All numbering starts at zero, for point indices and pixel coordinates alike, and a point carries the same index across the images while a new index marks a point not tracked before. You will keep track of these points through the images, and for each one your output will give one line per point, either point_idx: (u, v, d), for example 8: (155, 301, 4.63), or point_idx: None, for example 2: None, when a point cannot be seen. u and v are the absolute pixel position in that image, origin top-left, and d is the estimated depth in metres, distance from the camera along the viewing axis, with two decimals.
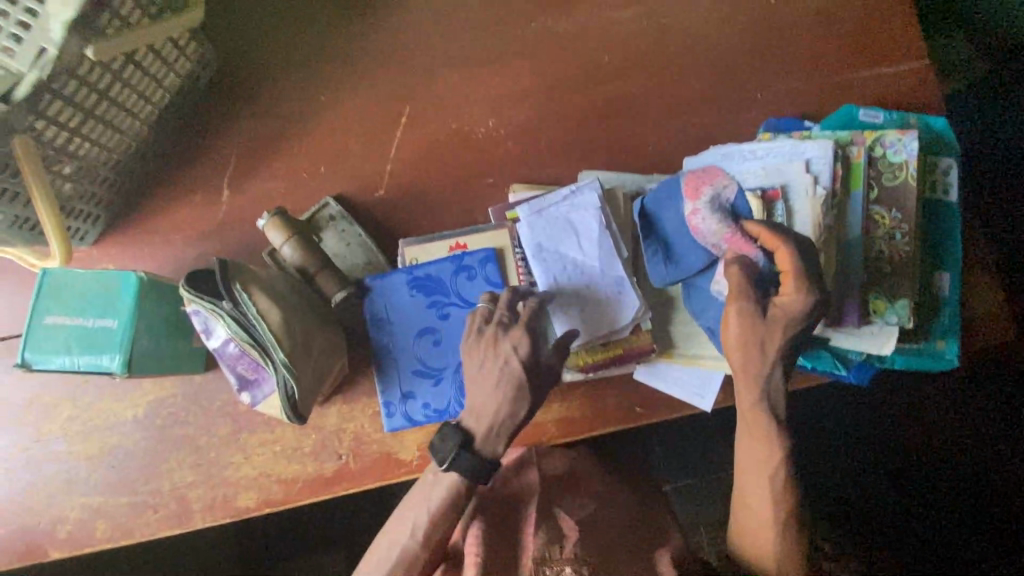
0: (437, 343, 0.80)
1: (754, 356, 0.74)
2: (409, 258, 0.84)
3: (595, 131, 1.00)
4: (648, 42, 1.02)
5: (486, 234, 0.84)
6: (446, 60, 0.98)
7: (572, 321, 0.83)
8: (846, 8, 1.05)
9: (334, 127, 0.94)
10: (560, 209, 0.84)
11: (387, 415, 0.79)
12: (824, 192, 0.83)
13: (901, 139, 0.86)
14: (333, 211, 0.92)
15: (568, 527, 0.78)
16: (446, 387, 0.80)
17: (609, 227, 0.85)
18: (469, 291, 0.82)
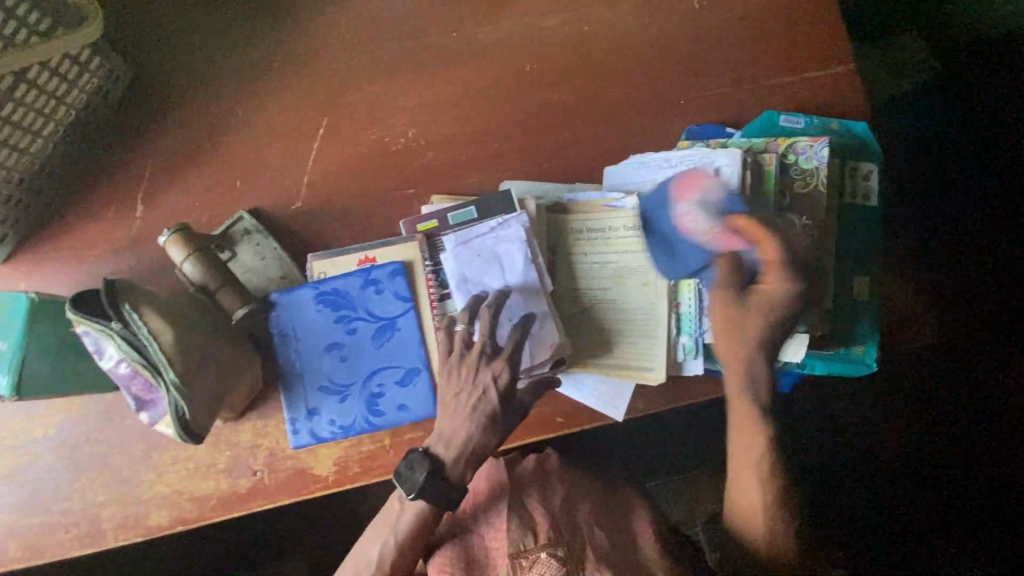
0: (344, 359, 0.80)
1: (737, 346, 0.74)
2: (316, 272, 0.83)
3: (516, 140, 0.98)
4: (570, 49, 1.01)
5: (395, 247, 0.83)
6: (366, 71, 0.97)
7: None
8: (772, 13, 1.04)
9: (249, 141, 0.94)
10: (486, 240, 0.83)
11: (292, 431, 0.79)
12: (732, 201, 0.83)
13: (812, 146, 0.86)
14: (248, 225, 0.91)
15: (539, 518, 0.89)
16: (354, 403, 0.79)
17: (535, 259, 0.84)
18: (375, 307, 0.80)
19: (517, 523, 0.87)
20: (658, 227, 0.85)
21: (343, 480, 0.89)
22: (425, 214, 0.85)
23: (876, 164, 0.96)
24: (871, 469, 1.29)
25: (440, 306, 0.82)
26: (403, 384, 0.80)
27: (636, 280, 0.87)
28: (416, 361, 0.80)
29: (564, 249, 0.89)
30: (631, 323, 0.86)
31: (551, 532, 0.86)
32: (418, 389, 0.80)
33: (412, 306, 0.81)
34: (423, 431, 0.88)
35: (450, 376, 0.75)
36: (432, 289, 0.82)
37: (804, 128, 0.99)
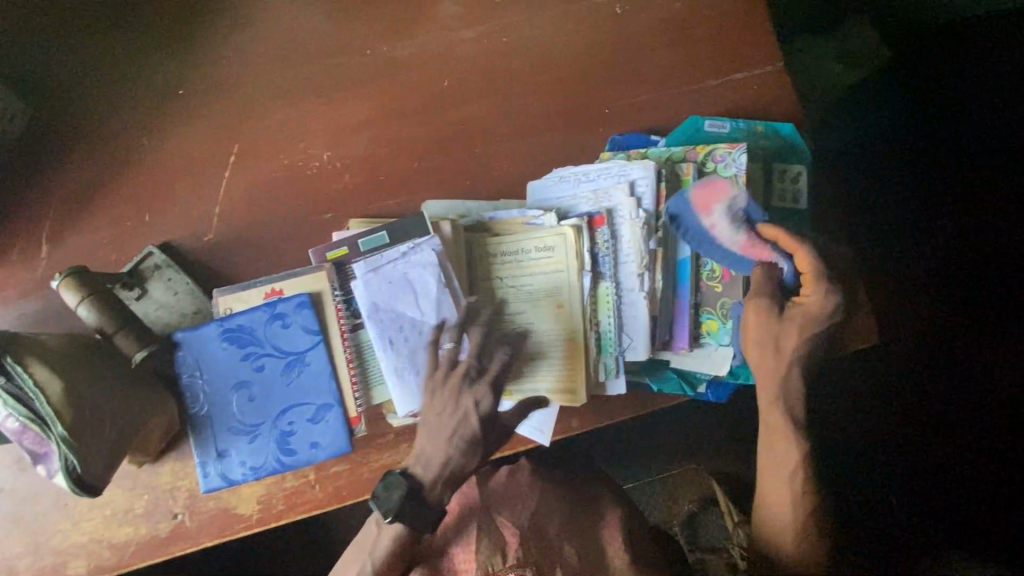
0: (253, 398, 0.77)
1: (771, 357, 0.73)
2: (223, 308, 0.80)
3: (436, 158, 0.96)
4: (488, 61, 0.98)
5: (301, 278, 0.80)
6: (276, 94, 0.94)
7: (404, 387, 0.78)
8: (696, 14, 1.01)
9: (158, 172, 0.91)
10: (397, 266, 0.79)
11: (202, 475, 0.77)
12: (645, 215, 0.82)
13: (731, 153, 0.83)
14: (158, 260, 0.88)
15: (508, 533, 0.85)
16: (264, 443, 0.77)
17: (450, 283, 0.80)
18: (283, 342, 0.78)
19: (486, 543, 0.83)
20: (571, 245, 0.83)
21: (269, 518, 0.86)
22: (336, 241, 0.82)
23: (806, 165, 0.94)
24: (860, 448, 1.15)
25: (348, 337, 0.79)
26: (314, 421, 0.77)
27: (551, 301, 0.84)
28: (327, 396, 0.77)
29: (485, 270, 0.87)
30: (548, 345, 0.84)
31: (521, 551, 0.82)
32: (332, 425, 0.77)
33: (321, 339, 0.78)
34: (350, 462, 0.87)
35: (434, 393, 0.74)
36: (342, 320, 0.79)
37: (731, 132, 0.97)
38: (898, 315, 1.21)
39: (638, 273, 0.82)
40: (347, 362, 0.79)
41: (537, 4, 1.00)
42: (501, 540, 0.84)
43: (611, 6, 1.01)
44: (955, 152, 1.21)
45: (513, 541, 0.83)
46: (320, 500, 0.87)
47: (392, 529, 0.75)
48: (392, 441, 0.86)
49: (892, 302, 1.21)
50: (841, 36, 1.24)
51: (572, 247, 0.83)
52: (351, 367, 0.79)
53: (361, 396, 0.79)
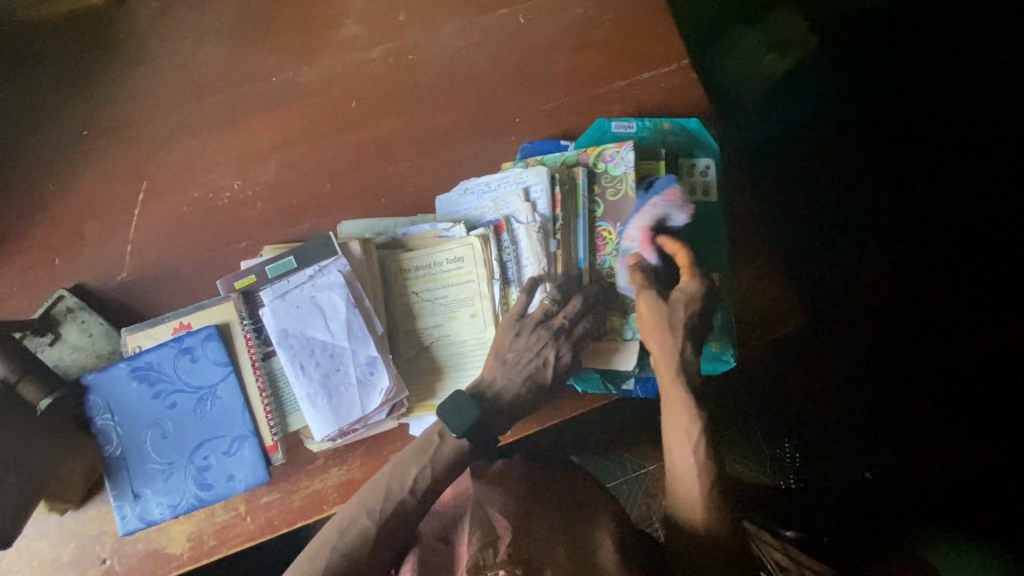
0: (166, 436, 0.76)
1: (664, 338, 0.74)
2: (132, 346, 0.80)
3: (350, 180, 0.96)
4: (395, 80, 0.99)
5: (210, 311, 0.80)
6: (181, 128, 0.94)
7: (320, 411, 0.78)
8: (598, 18, 1.03)
9: (66, 214, 0.90)
10: (303, 290, 0.80)
11: (119, 518, 0.76)
12: (542, 219, 0.83)
13: (618, 152, 0.84)
14: (70, 303, 0.87)
15: (500, 526, 0.71)
16: (180, 480, 0.76)
17: (360, 303, 0.80)
18: (193, 376, 0.77)
19: (476, 535, 0.70)
20: (478, 254, 0.84)
21: (200, 554, 0.85)
22: (243, 270, 0.82)
23: (714, 157, 0.95)
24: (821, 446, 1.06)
25: (259, 365, 0.79)
26: (230, 453, 0.77)
27: (464, 312, 0.84)
28: (242, 427, 0.77)
29: (397, 286, 0.87)
30: (466, 355, 0.84)
31: (512, 544, 0.68)
32: (249, 456, 0.77)
33: (231, 370, 0.78)
34: (281, 490, 0.87)
35: (518, 334, 0.79)
36: (252, 349, 0.79)
37: (639, 131, 0.98)
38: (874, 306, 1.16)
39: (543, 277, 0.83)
40: (259, 391, 0.78)
41: (440, 20, 1.01)
42: (491, 533, 0.70)
43: (514, 17, 1.02)
44: (943, 139, 1.18)
45: (507, 535, 0.69)
46: (253, 532, 0.86)
47: (456, 441, 0.73)
48: (322, 465, 0.87)
49: (838, 284, 1.17)
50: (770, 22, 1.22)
51: (479, 256, 0.84)
52: (264, 396, 0.79)
53: (276, 424, 0.79)
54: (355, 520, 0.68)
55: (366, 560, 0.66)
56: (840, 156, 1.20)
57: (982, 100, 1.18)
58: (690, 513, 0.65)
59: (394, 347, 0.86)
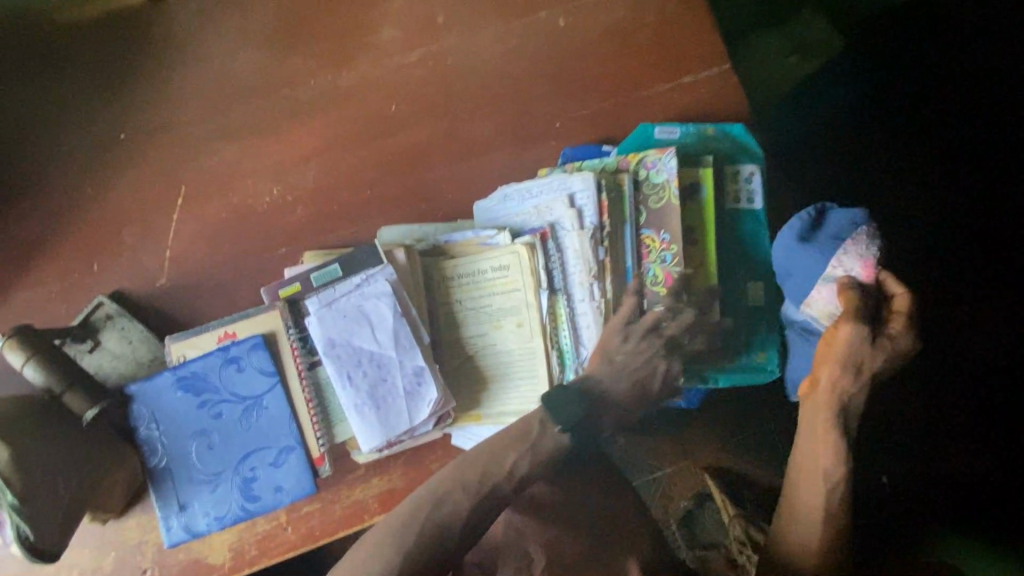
0: (211, 447, 0.75)
1: (832, 367, 0.64)
2: (175, 355, 0.79)
3: (389, 185, 0.95)
4: (435, 83, 0.98)
5: (254, 320, 0.78)
6: (218, 133, 0.93)
7: (367, 423, 0.77)
8: (640, 21, 1.01)
9: (103, 218, 0.89)
10: (350, 299, 0.78)
11: (165, 529, 0.75)
12: (590, 227, 0.81)
13: (660, 159, 0.83)
14: (109, 310, 0.86)
15: (534, 549, 0.72)
16: (227, 491, 0.75)
17: (407, 312, 0.79)
18: (239, 386, 0.76)
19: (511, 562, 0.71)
20: (525, 263, 0.82)
21: (241, 566, 0.84)
22: (287, 279, 0.80)
23: (758, 164, 0.93)
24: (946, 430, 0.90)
25: (305, 376, 0.78)
26: (277, 465, 0.76)
27: (510, 321, 0.83)
28: (289, 439, 0.76)
29: (441, 294, 0.86)
30: (511, 365, 0.83)
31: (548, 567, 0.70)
32: (296, 467, 0.76)
33: (277, 380, 0.76)
34: (322, 500, 0.86)
35: (627, 338, 0.78)
36: (298, 359, 0.78)
37: (683, 137, 0.96)
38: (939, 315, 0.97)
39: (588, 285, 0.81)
40: (305, 401, 0.77)
41: (478, 24, 1.00)
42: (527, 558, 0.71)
43: (554, 20, 1.01)
44: None
45: (540, 558, 0.71)
46: (294, 543, 0.85)
47: (557, 434, 0.74)
48: (363, 475, 0.86)
49: None
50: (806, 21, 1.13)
51: (526, 265, 0.82)
52: (310, 407, 0.77)
53: (323, 435, 0.78)
54: (449, 492, 0.68)
55: (453, 542, 0.66)
56: (908, 127, 1.02)
57: (984, 100, 1.00)
58: (794, 538, 0.66)
59: (438, 356, 0.85)
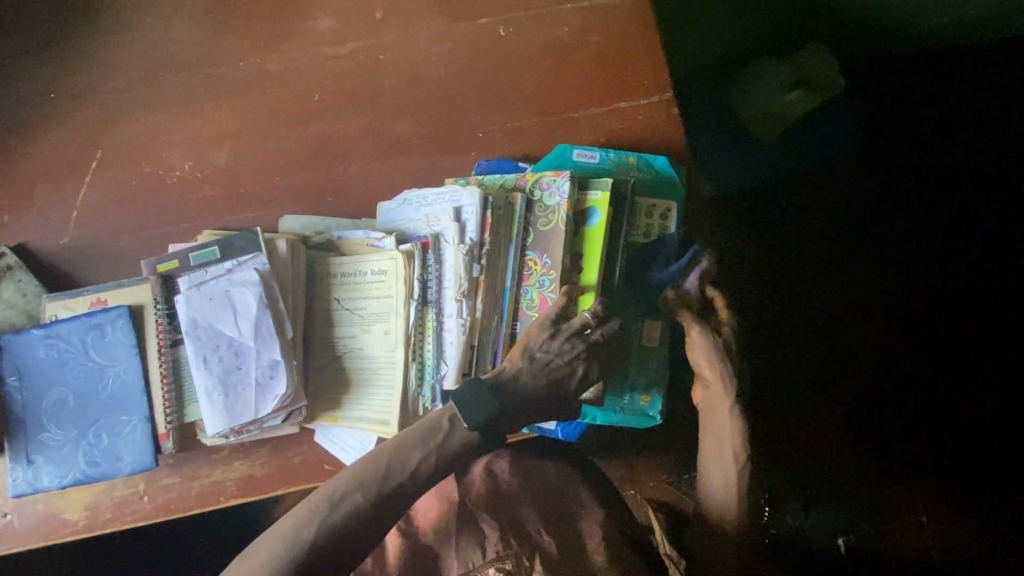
0: (65, 407, 0.78)
1: (709, 362, 0.74)
2: (49, 315, 0.82)
3: (301, 174, 0.95)
4: (363, 78, 0.97)
5: (124, 290, 0.81)
6: (142, 103, 0.94)
7: (214, 406, 0.78)
8: (582, 39, 0.99)
9: (22, 173, 0.92)
10: (219, 282, 0.79)
11: (11, 481, 0.78)
12: (469, 242, 0.81)
13: (555, 181, 0.82)
14: (10, 261, 0.89)
15: (486, 525, 0.75)
16: (71, 453, 0.78)
17: (274, 304, 0.80)
18: (100, 352, 0.79)
19: (464, 538, 0.74)
20: (401, 270, 0.82)
21: (94, 526, 0.86)
22: (169, 254, 0.82)
23: (677, 202, 0.87)
24: (872, 397, 1.13)
25: (165, 352, 0.79)
26: (124, 435, 0.79)
27: (379, 327, 0.82)
28: (136, 412, 0.79)
29: (320, 290, 0.86)
30: (374, 371, 0.83)
31: (500, 543, 0.73)
32: (140, 441, 0.79)
33: (137, 352, 0.79)
34: (182, 475, 0.87)
35: (553, 339, 0.78)
36: (161, 334, 0.79)
37: (602, 161, 0.93)
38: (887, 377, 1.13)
39: (458, 302, 0.80)
40: (161, 377, 0.79)
41: (415, 24, 0.99)
42: (478, 532, 0.74)
43: (494, 28, 0.99)
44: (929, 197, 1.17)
45: (492, 533, 0.74)
46: (148, 512, 0.86)
47: (467, 431, 0.70)
48: (225, 456, 0.87)
49: (811, 341, 1.15)
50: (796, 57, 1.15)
51: (402, 273, 0.82)
52: (165, 379, 0.79)
53: (173, 413, 0.80)
54: (347, 493, 0.62)
55: (347, 545, 0.60)
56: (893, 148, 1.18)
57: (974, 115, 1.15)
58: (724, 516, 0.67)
59: (307, 352, 0.85)
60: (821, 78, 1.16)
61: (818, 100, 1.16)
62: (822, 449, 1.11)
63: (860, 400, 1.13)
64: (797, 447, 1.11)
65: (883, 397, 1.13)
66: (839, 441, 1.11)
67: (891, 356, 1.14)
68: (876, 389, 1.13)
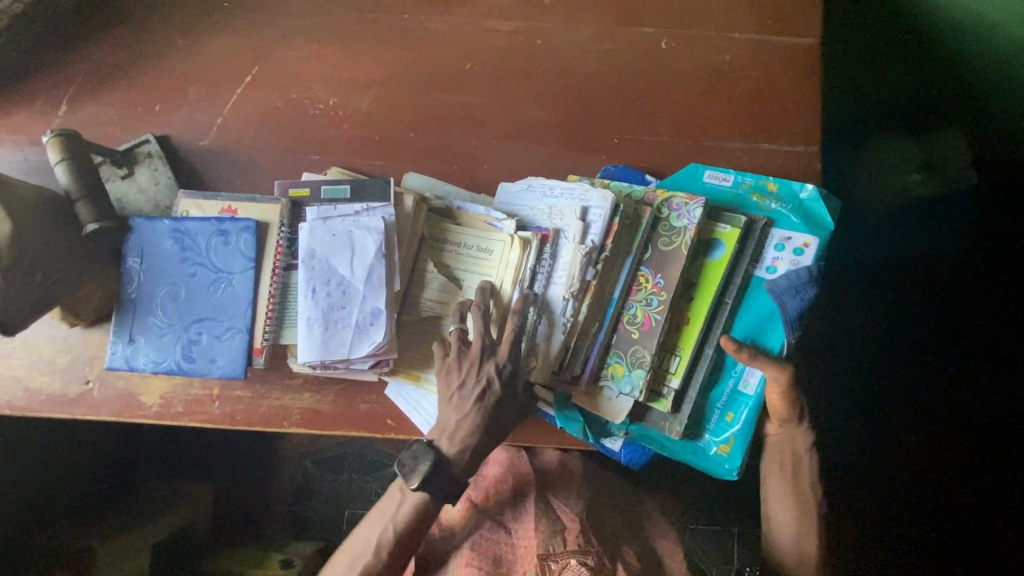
0: (175, 299, 0.84)
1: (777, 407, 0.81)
2: (182, 210, 0.86)
3: (433, 135, 0.96)
4: (517, 58, 0.97)
5: (256, 206, 0.85)
6: (305, 32, 0.97)
7: (312, 337, 0.80)
8: (741, 73, 0.97)
9: (180, 70, 0.96)
10: (344, 223, 0.81)
11: (110, 353, 0.84)
12: (589, 244, 0.81)
13: (687, 204, 0.82)
14: (152, 149, 0.94)
15: (568, 520, 0.85)
16: (171, 341, 0.84)
17: (390, 256, 0.82)
18: (221, 256, 0.84)
19: (545, 524, 0.84)
20: (515, 256, 0.83)
21: (164, 415, 0.89)
22: (302, 181, 0.85)
23: (818, 237, 0.84)
24: (940, 450, 1.11)
25: (281, 272, 0.84)
26: (221, 339, 0.83)
27: None
28: (238, 319, 0.83)
29: (428, 251, 0.87)
30: None
31: (581, 539, 0.82)
32: (235, 349, 0.83)
33: (251, 266, 0.83)
34: (255, 391, 0.90)
35: (456, 368, 0.79)
36: (279, 255, 0.84)
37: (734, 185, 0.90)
38: (960, 451, 1.11)
39: (564, 299, 0.81)
40: (269, 294, 0.84)
41: (580, 18, 0.98)
42: (559, 524, 0.84)
43: (656, 40, 0.98)
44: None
45: (573, 527, 0.84)
46: (215, 416, 0.89)
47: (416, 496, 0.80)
48: (298, 385, 0.89)
49: (881, 399, 1.12)
50: (925, 140, 1.16)
51: (514, 260, 0.84)
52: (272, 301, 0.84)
53: (271, 331, 0.84)
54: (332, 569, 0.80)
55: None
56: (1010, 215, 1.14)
57: None
58: (786, 551, 0.79)
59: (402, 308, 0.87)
60: (945, 170, 1.16)
61: (940, 188, 1.15)
62: (879, 499, 1.09)
63: (926, 454, 1.11)
64: (858, 496, 1.07)
65: (948, 451, 1.11)
66: (902, 491, 1.10)
67: (959, 411, 1.12)
68: (943, 443, 1.11)
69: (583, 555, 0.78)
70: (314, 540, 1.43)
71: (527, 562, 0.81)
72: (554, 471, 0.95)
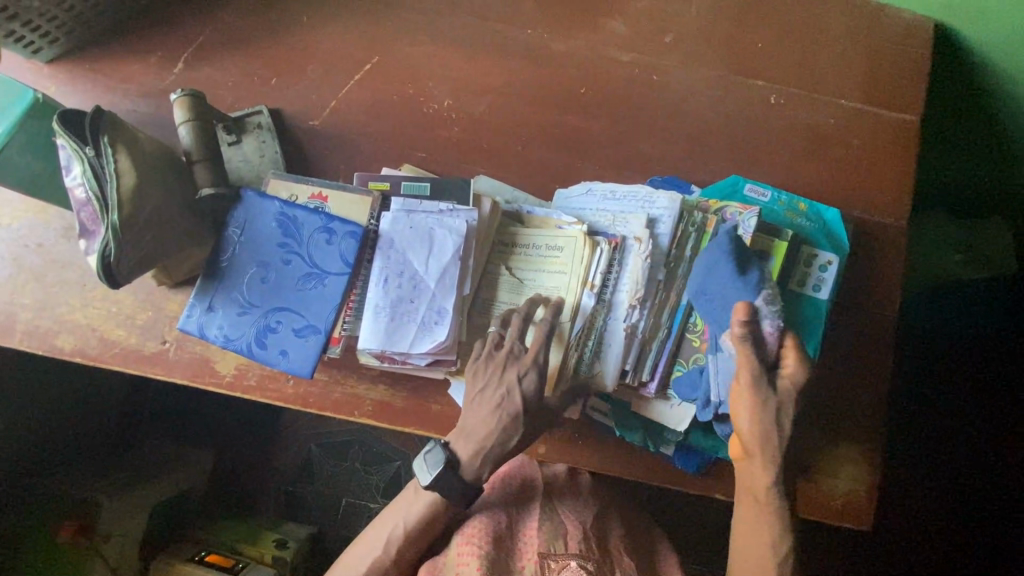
0: (263, 282, 0.81)
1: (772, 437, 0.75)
2: (269, 188, 0.86)
3: (539, 151, 0.97)
4: (631, 89, 0.99)
5: (349, 196, 0.84)
6: (430, 30, 0.98)
7: (381, 324, 0.81)
8: (845, 138, 0.99)
9: (300, 47, 0.96)
10: (430, 219, 0.83)
11: (185, 315, 0.82)
12: (654, 254, 0.85)
13: (741, 214, 0.86)
14: (262, 121, 0.94)
15: (570, 524, 0.86)
16: (247, 321, 0.81)
17: (465, 259, 0.83)
18: (320, 253, 0.81)
19: (549, 527, 0.84)
20: (582, 254, 0.86)
21: (236, 387, 0.89)
22: (382, 175, 0.88)
23: (838, 257, 0.92)
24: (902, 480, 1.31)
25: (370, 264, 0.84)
26: (298, 335, 0.81)
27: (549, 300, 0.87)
28: (318, 317, 0.81)
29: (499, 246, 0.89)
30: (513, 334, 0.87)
31: (582, 543, 0.83)
32: (310, 348, 0.81)
33: (347, 271, 0.81)
34: (330, 376, 0.89)
35: (481, 370, 0.80)
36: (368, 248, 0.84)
37: (769, 200, 0.96)
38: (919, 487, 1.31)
39: (629, 307, 0.85)
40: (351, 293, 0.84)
41: (698, 62, 1.00)
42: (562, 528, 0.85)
43: (768, 94, 1.00)
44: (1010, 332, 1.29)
45: (574, 531, 0.85)
46: (286, 395, 0.89)
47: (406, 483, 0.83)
48: (374, 376, 0.89)
49: None
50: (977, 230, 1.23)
51: (581, 256, 0.86)
52: (354, 294, 0.84)
53: (350, 323, 0.84)
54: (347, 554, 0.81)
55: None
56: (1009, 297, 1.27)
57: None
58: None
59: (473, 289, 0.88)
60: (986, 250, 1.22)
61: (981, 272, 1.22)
62: None
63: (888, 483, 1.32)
64: None
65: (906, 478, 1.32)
66: None
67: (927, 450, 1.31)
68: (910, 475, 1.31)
69: (583, 558, 0.80)
70: (308, 524, 1.40)
71: (525, 558, 0.81)
72: (563, 478, 0.95)
